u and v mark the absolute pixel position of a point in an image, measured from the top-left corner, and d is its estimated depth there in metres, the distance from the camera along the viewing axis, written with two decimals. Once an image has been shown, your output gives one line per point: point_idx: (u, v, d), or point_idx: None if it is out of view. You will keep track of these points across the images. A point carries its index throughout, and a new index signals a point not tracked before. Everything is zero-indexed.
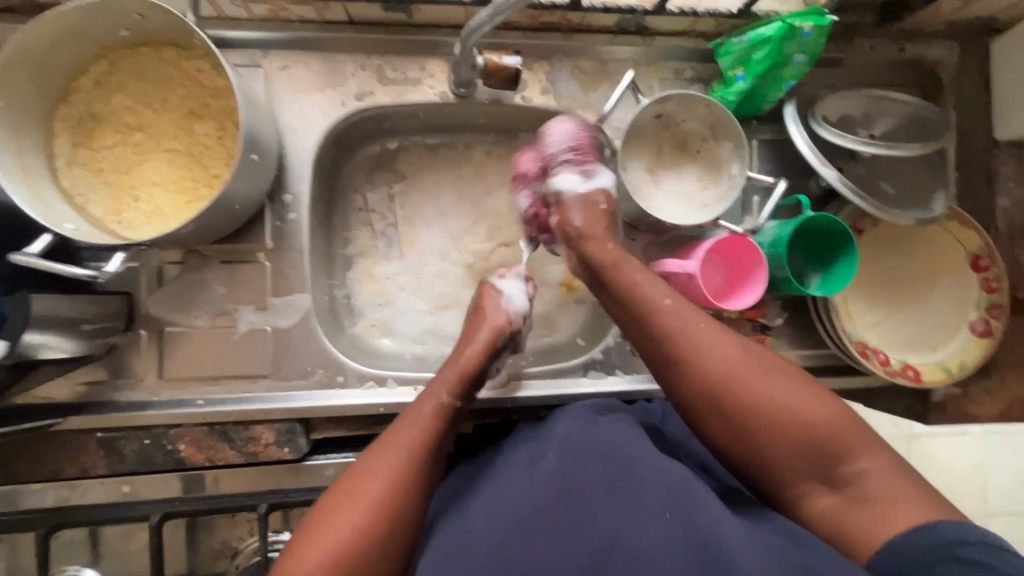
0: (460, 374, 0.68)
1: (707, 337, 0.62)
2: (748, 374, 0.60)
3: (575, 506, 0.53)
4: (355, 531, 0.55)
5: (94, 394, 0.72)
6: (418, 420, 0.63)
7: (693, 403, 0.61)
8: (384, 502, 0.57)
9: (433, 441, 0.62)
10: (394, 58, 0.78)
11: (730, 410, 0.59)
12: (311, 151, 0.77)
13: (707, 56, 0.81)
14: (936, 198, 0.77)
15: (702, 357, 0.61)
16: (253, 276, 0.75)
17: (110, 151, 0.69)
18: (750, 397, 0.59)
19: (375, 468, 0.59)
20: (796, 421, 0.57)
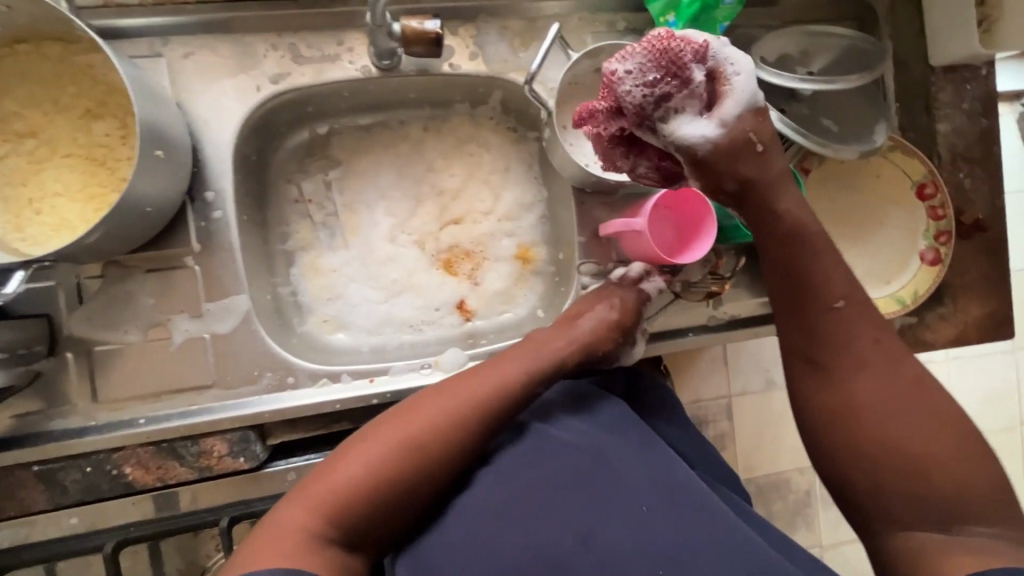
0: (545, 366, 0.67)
1: (884, 350, 0.58)
2: (881, 396, 0.56)
3: (553, 509, 0.55)
4: (384, 454, 0.55)
5: (24, 425, 0.67)
6: (483, 381, 0.63)
7: (839, 405, 0.57)
8: (433, 436, 0.57)
9: (498, 407, 0.61)
10: (307, 35, 0.73)
11: (863, 421, 0.55)
12: (229, 143, 0.72)
13: (637, 5, 0.78)
14: (877, 128, 0.77)
15: (870, 366, 0.57)
16: (184, 282, 0.71)
17: (1, 163, 0.63)
18: (879, 424, 0.55)
19: (426, 410, 0.59)
20: (910, 455, 0.53)
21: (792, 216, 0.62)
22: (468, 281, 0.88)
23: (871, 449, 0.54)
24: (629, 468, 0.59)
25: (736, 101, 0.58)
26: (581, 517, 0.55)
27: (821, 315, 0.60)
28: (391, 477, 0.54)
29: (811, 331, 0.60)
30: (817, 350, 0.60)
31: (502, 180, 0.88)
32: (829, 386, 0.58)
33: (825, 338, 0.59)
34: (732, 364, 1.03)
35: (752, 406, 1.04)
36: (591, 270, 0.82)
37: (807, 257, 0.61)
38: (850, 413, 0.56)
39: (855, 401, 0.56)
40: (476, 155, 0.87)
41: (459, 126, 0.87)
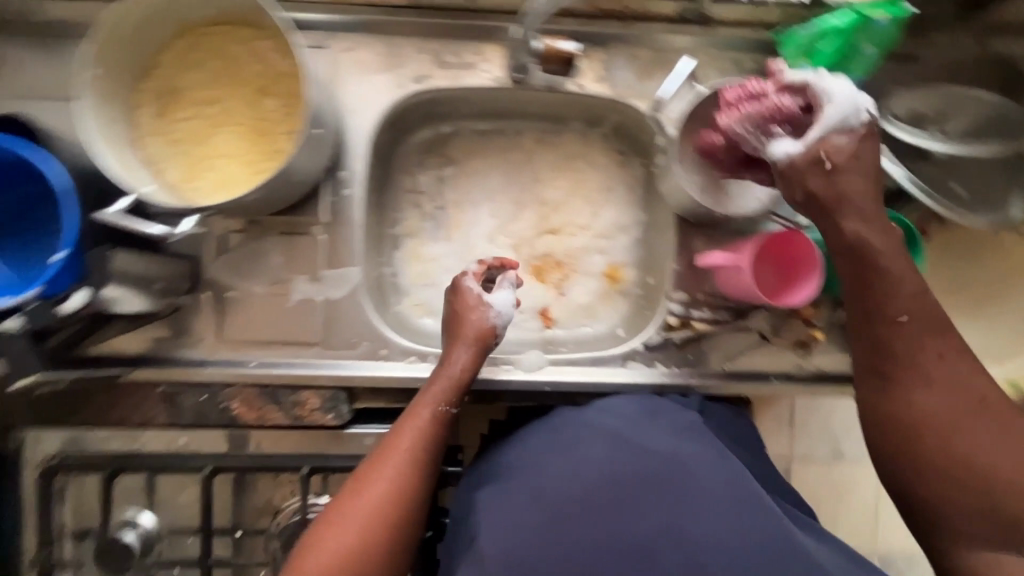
0: (455, 386, 0.69)
1: (951, 363, 0.53)
2: (957, 410, 0.51)
3: (618, 503, 0.58)
4: (361, 528, 0.59)
5: (157, 349, 0.77)
6: (411, 428, 0.65)
7: (903, 427, 0.53)
8: (392, 502, 0.61)
9: (436, 441, 0.65)
10: (453, 43, 0.80)
11: (933, 444, 0.52)
12: (368, 130, 0.79)
13: (769, 47, 0.78)
14: (1013, 199, 0.72)
15: (942, 385, 0.52)
16: (309, 247, 0.79)
17: (187, 123, 0.74)
18: (953, 443, 0.51)
19: (381, 468, 0.62)
20: (986, 475, 0.50)
21: (856, 235, 0.55)
22: (554, 290, 0.90)
23: (942, 470, 0.51)
24: (707, 471, 0.60)
25: (830, 120, 0.55)
26: (652, 510, 0.57)
27: (887, 336, 0.54)
28: (369, 555, 0.58)
29: (876, 351, 0.54)
30: (883, 371, 0.54)
31: (603, 199, 0.91)
32: (893, 403, 0.53)
33: (893, 356, 0.54)
34: (805, 419, 0.99)
35: (822, 468, 0.99)
36: (682, 298, 0.82)
37: (885, 266, 0.54)
38: (920, 434, 0.52)
39: (927, 422, 0.52)
40: (582, 172, 0.91)
41: (571, 142, 0.91)
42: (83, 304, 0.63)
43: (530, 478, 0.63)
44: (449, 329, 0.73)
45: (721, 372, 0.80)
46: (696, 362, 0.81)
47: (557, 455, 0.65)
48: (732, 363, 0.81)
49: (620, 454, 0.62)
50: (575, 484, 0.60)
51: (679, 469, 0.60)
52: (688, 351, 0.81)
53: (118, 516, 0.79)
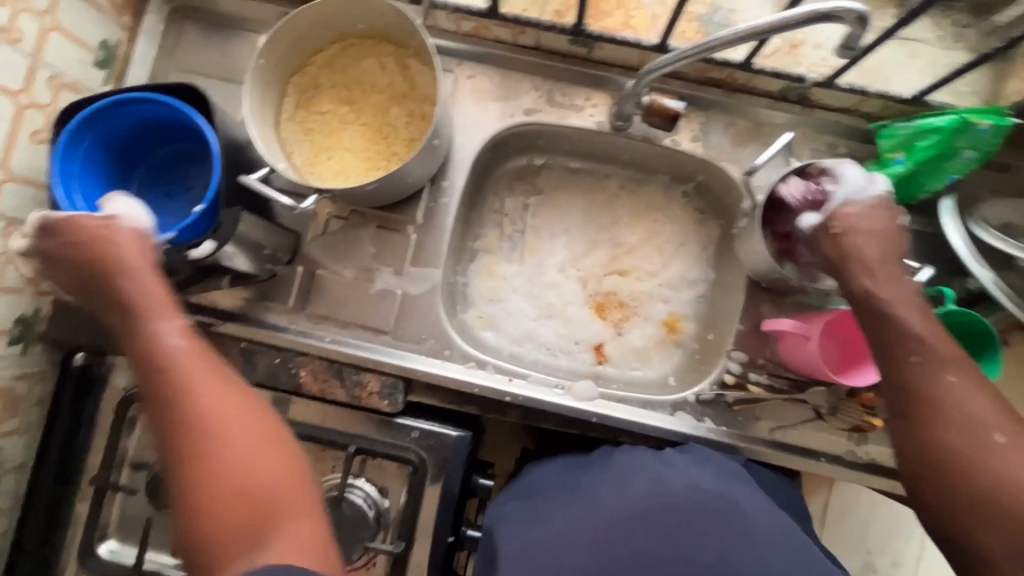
0: (164, 300, 0.62)
1: (979, 407, 0.55)
2: (992, 447, 0.54)
3: (679, 526, 0.59)
4: (205, 493, 0.54)
5: (248, 308, 0.84)
6: (161, 355, 0.60)
7: (923, 459, 0.57)
8: (255, 467, 0.56)
9: (191, 367, 0.60)
10: (565, 85, 0.86)
11: (954, 477, 0.55)
12: (474, 149, 0.86)
13: (867, 136, 0.81)
14: None
15: (964, 424, 0.55)
16: (400, 244, 0.85)
17: (322, 117, 0.83)
18: (983, 483, 0.53)
19: (228, 436, 0.57)
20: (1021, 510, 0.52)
21: (864, 290, 0.62)
22: (613, 329, 0.93)
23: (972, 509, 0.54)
24: (757, 513, 0.61)
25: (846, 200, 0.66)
26: (718, 535, 0.58)
27: (902, 375, 0.58)
28: (241, 524, 0.53)
29: (896, 392, 0.59)
30: (899, 412, 0.59)
31: (675, 252, 0.94)
32: (911, 441, 0.58)
33: (915, 398, 0.58)
34: (842, 509, 0.97)
35: (852, 564, 0.96)
36: (740, 358, 0.83)
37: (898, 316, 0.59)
38: (946, 468, 0.55)
39: (956, 460, 0.55)
40: (659, 223, 0.94)
41: (654, 194, 0.95)
42: (210, 252, 0.70)
43: (576, 507, 0.63)
44: (97, 269, 0.62)
45: (767, 441, 0.80)
46: (747, 425, 0.81)
47: (608, 481, 0.65)
48: (779, 433, 0.81)
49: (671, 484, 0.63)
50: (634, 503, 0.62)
51: (733, 510, 0.60)
52: (741, 412, 0.82)
53: None
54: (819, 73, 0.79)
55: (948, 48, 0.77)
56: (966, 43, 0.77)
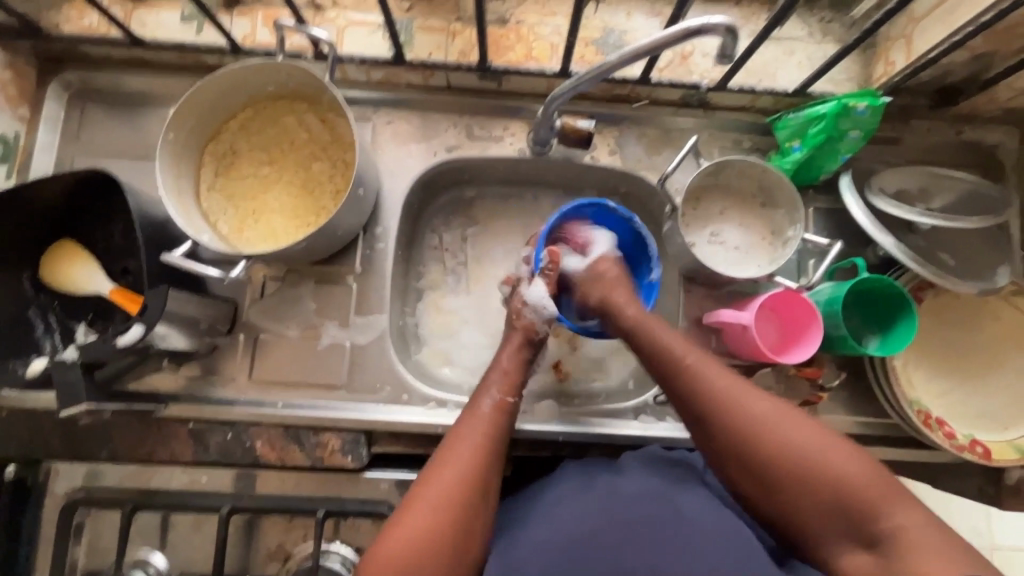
0: (512, 377, 0.73)
1: (752, 397, 0.65)
2: (760, 422, 0.63)
3: (619, 542, 0.61)
4: (440, 512, 0.60)
5: (191, 387, 0.81)
6: (478, 415, 0.68)
7: (726, 457, 0.64)
8: (465, 490, 0.62)
9: (501, 431, 0.68)
10: (482, 118, 0.88)
11: (753, 465, 0.63)
12: (402, 191, 0.87)
13: (766, 129, 0.87)
14: (1000, 270, 0.78)
15: (739, 427, 0.64)
16: (341, 296, 0.84)
17: (243, 181, 0.82)
18: (767, 445, 0.62)
19: (452, 457, 0.64)
20: (813, 470, 0.60)
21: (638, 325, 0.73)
22: (568, 344, 0.94)
23: (773, 482, 0.62)
24: (699, 516, 0.64)
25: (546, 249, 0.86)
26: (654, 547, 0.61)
27: (672, 383, 0.68)
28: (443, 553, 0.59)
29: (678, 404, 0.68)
30: (694, 423, 0.67)
31: None
32: (703, 438, 0.66)
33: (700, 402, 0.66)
34: None
35: None
36: None
37: (659, 339, 0.71)
38: (754, 460, 0.63)
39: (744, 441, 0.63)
40: None
41: None
42: (139, 337, 0.67)
43: (535, 526, 0.65)
44: None
45: None
46: None
47: (557, 509, 0.66)
48: None
49: (612, 502, 0.65)
50: (577, 526, 0.63)
51: (670, 515, 0.64)
52: None
53: (131, 555, 0.80)
54: (712, 79, 0.84)
55: (820, 43, 0.84)
56: (834, 36, 0.85)
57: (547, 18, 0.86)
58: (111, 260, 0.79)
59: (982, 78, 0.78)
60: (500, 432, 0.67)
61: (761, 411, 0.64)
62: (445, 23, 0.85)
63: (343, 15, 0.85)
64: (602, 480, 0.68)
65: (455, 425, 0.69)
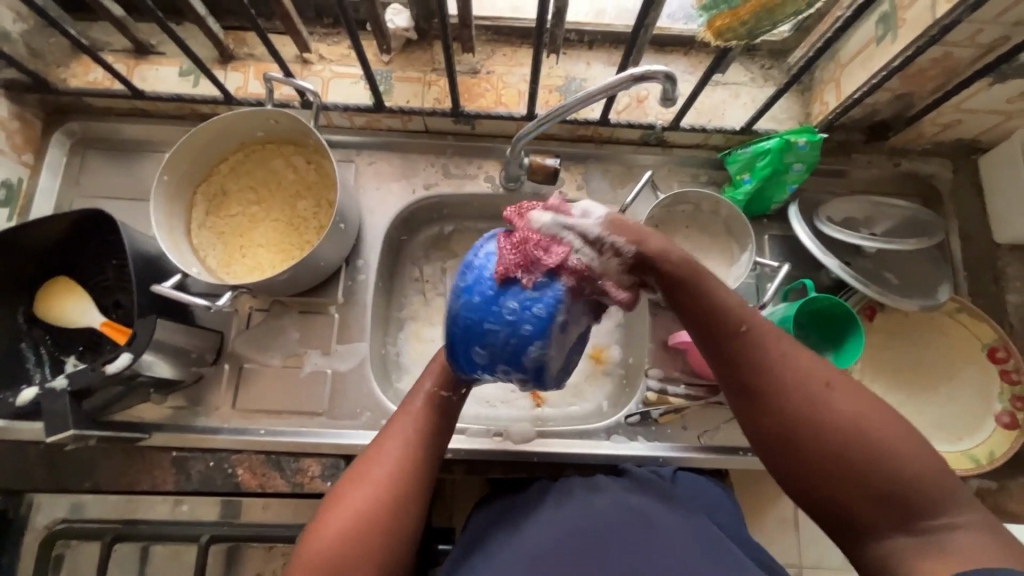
0: (444, 370, 0.69)
1: (824, 372, 0.54)
2: (842, 404, 0.52)
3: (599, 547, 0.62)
4: (356, 514, 0.59)
5: (175, 417, 0.83)
6: (408, 415, 0.67)
7: (789, 446, 0.53)
8: (388, 491, 0.60)
9: (430, 432, 0.66)
10: (458, 159, 0.95)
11: (811, 452, 0.52)
12: (383, 225, 0.92)
13: (718, 164, 0.94)
14: (941, 287, 0.84)
15: (805, 394, 0.53)
16: (324, 325, 0.88)
17: (232, 219, 0.87)
18: (839, 428, 0.51)
19: (380, 455, 0.63)
20: (873, 451, 0.50)
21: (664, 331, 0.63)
22: None
23: (849, 465, 0.51)
24: (669, 527, 0.65)
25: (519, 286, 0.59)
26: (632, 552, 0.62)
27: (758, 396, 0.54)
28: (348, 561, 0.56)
29: (731, 373, 0.55)
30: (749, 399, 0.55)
31: None
32: (765, 422, 0.54)
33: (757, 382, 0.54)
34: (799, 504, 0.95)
35: None
36: (657, 375, 0.90)
37: (699, 289, 0.56)
38: (810, 435, 0.52)
39: (807, 410, 0.52)
40: None
41: None
42: (127, 364, 0.70)
43: (512, 542, 0.66)
44: None
45: (700, 446, 0.86)
46: (678, 435, 0.87)
47: (536, 520, 0.68)
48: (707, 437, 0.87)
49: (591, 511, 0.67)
50: (554, 535, 0.64)
51: (645, 525, 0.65)
52: (669, 425, 0.88)
53: None
54: (666, 119, 0.92)
55: (762, 87, 0.93)
56: (774, 81, 0.93)
57: (514, 68, 0.94)
58: (104, 295, 0.83)
59: (907, 116, 0.86)
60: (430, 429, 0.66)
61: (824, 386, 0.53)
62: (422, 74, 0.93)
63: (328, 69, 0.93)
64: (579, 493, 0.71)
65: (392, 416, 0.68)
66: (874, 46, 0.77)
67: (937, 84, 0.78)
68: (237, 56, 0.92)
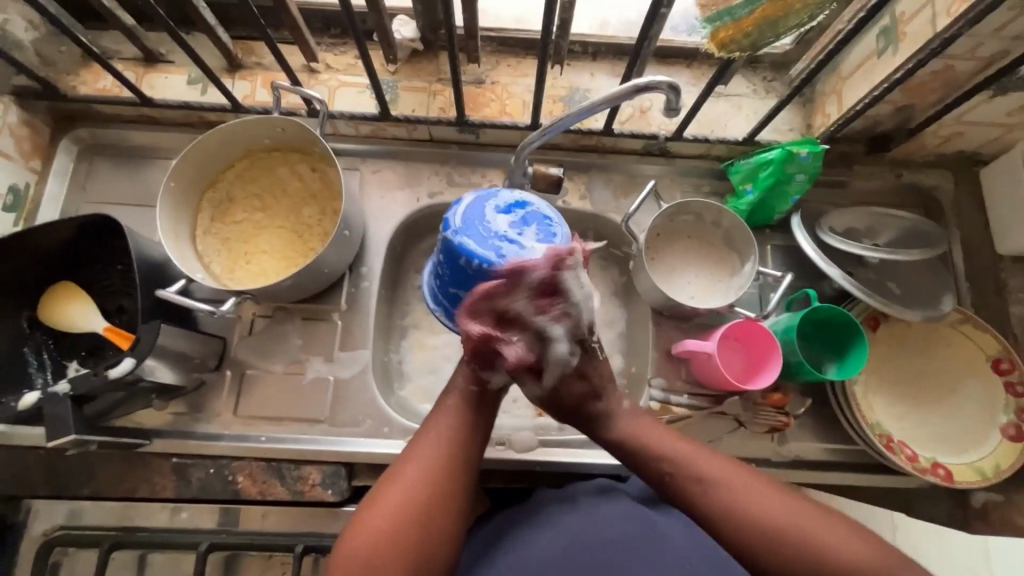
0: (472, 365, 0.70)
1: (768, 499, 0.58)
2: (780, 525, 0.56)
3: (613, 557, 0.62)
4: (403, 506, 0.58)
5: (176, 423, 0.83)
6: (447, 410, 0.66)
7: (745, 565, 0.58)
8: (432, 484, 0.60)
9: (471, 425, 0.66)
10: (462, 168, 0.96)
11: (767, 568, 0.57)
12: (387, 233, 0.93)
13: (721, 174, 0.95)
14: (945, 298, 0.84)
15: (749, 527, 0.57)
16: (327, 332, 0.88)
17: (237, 226, 0.88)
18: (791, 551, 0.55)
19: (420, 454, 0.62)
20: (815, 552, 0.55)
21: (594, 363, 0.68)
22: None
23: (801, 574, 0.55)
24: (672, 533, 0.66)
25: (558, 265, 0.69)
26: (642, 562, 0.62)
27: (700, 514, 0.60)
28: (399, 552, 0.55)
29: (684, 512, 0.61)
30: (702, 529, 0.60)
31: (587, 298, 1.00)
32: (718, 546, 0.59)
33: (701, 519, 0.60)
34: None
35: None
36: (661, 384, 0.87)
37: (637, 445, 0.65)
38: (767, 556, 0.56)
39: (757, 543, 0.56)
40: None
41: None
42: (130, 369, 0.70)
43: (519, 552, 0.64)
44: None
45: None
46: None
47: (542, 530, 0.66)
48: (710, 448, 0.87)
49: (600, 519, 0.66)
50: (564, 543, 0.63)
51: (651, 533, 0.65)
52: None
53: None
54: (669, 130, 0.92)
55: (764, 98, 0.94)
56: (776, 93, 0.94)
57: (519, 79, 0.95)
58: (108, 300, 0.84)
59: (908, 128, 0.87)
60: (470, 421, 0.66)
61: (756, 505, 0.58)
62: (427, 83, 0.94)
63: (335, 77, 0.94)
64: (585, 501, 0.69)
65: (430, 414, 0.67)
66: (875, 59, 0.77)
67: (938, 97, 0.79)
68: (245, 64, 0.93)
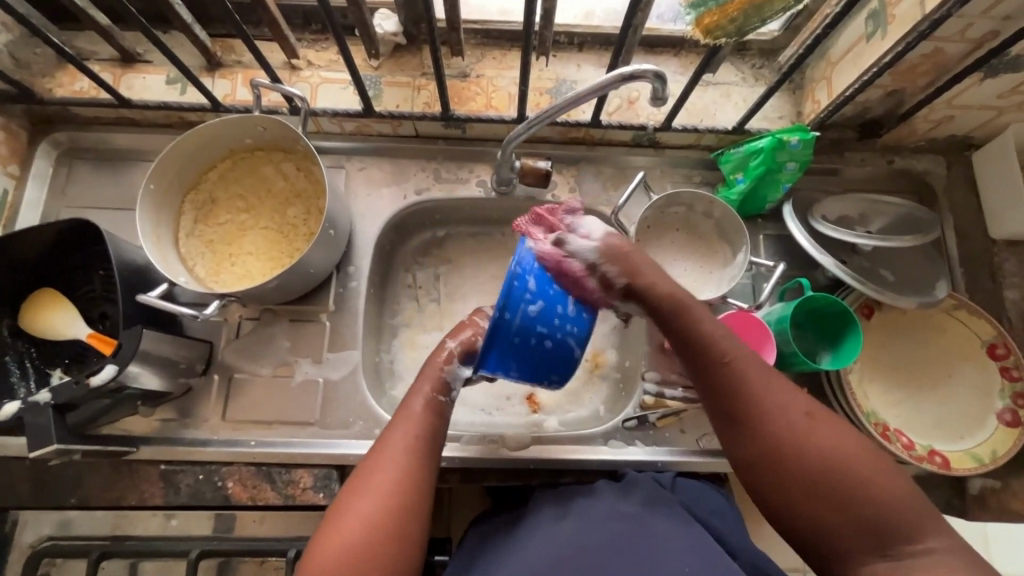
0: (433, 373, 0.69)
1: (802, 409, 0.60)
2: (810, 438, 0.58)
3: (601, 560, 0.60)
4: (368, 520, 0.58)
5: (163, 429, 0.81)
6: (410, 416, 0.65)
7: (768, 470, 0.59)
8: (396, 496, 0.60)
9: (434, 431, 0.66)
10: (450, 164, 0.94)
11: (790, 473, 0.58)
12: (374, 231, 0.91)
13: (712, 164, 0.94)
14: (939, 284, 0.83)
15: (781, 429, 0.59)
16: (315, 333, 0.86)
17: (221, 227, 0.86)
18: (812, 463, 0.57)
19: (384, 462, 0.62)
20: (839, 471, 0.56)
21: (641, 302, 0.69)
22: None
23: (821, 491, 0.56)
24: (670, 532, 0.63)
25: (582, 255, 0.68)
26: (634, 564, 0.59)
27: (741, 408, 0.61)
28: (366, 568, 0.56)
29: (723, 406, 0.62)
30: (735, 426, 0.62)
31: None
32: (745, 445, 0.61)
33: (739, 413, 0.61)
34: None
35: None
36: (654, 378, 0.87)
37: (701, 328, 0.65)
38: (790, 462, 0.58)
39: (785, 446, 0.58)
40: None
41: None
42: (112, 375, 0.68)
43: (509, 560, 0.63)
44: None
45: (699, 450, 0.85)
46: (676, 439, 0.86)
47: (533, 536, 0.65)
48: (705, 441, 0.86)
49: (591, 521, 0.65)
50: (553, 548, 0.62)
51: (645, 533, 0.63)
52: (667, 429, 0.86)
53: None
54: (657, 120, 0.91)
55: (753, 86, 0.93)
56: (766, 80, 0.93)
57: (504, 72, 0.94)
58: (90, 306, 0.82)
59: (899, 112, 0.86)
60: (434, 426, 0.66)
61: (791, 414, 0.60)
62: (411, 78, 0.92)
63: (317, 74, 0.92)
64: (577, 505, 0.68)
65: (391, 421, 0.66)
66: (865, 42, 0.76)
67: (929, 80, 0.78)
68: (225, 63, 0.91)
